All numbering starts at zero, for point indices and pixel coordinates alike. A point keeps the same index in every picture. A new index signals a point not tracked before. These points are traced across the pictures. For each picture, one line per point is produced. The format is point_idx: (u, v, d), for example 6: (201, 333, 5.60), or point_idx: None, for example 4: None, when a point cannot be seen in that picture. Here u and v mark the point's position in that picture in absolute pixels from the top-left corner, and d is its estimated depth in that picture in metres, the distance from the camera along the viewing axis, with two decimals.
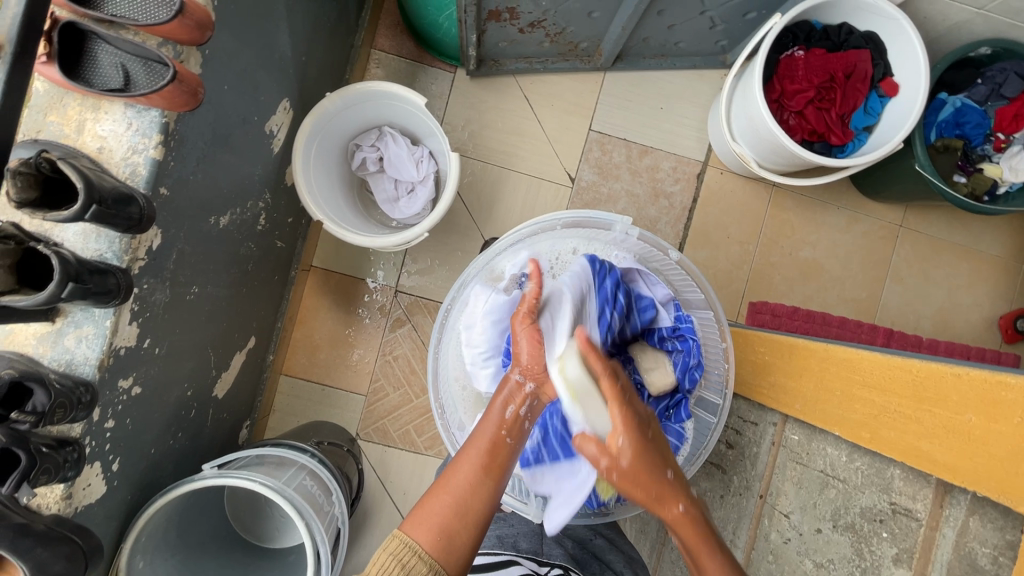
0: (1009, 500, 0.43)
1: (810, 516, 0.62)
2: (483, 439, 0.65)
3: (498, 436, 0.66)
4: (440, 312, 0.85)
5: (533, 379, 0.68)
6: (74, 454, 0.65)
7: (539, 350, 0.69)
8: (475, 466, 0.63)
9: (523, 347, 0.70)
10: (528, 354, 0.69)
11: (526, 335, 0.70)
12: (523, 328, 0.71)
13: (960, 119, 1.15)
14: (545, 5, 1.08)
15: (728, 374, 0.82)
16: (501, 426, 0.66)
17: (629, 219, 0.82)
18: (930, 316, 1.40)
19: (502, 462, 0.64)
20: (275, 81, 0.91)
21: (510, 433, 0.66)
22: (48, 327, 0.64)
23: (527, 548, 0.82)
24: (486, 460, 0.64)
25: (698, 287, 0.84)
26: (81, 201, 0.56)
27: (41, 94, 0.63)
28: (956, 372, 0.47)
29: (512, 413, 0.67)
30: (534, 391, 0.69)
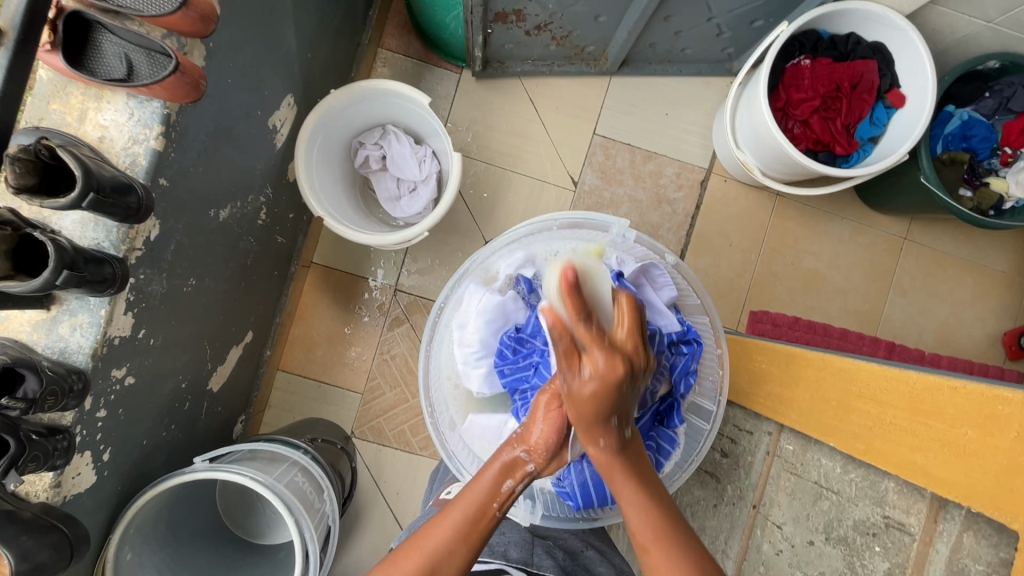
0: (1003, 516, 0.42)
1: (803, 527, 0.61)
2: (469, 504, 0.61)
3: (487, 507, 0.62)
4: (434, 311, 0.84)
5: (537, 462, 0.64)
6: (63, 443, 0.64)
7: (557, 434, 0.63)
8: (456, 535, 0.60)
9: (538, 425, 0.64)
10: (540, 435, 0.63)
11: (545, 411, 0.64)
12: (547, 404, 0.64)
13: (967, 132, 1.14)
14: (551, 8, 1.08)
15: (722, 381, 0.81)
16: (493, 498, 0.62)
17: (627, 221, 0.82)
18: (933, 331, 1.39)
19: (483, 533, 0.61)
20: (280, 76, 0.91)
21: (500, 505, 0.62)
22: (43, 314, 0.64)
23: (517, 558, 0.76)
24: (468, 531, 0.60)
25: (694, 293, 0.84)
26: (79, 188, 0.56)
27: (44, 82, 0.62)
28: (954, 385, 0.47)
29: (509, 487, 0.63)
30: (534, 471, 0.64)
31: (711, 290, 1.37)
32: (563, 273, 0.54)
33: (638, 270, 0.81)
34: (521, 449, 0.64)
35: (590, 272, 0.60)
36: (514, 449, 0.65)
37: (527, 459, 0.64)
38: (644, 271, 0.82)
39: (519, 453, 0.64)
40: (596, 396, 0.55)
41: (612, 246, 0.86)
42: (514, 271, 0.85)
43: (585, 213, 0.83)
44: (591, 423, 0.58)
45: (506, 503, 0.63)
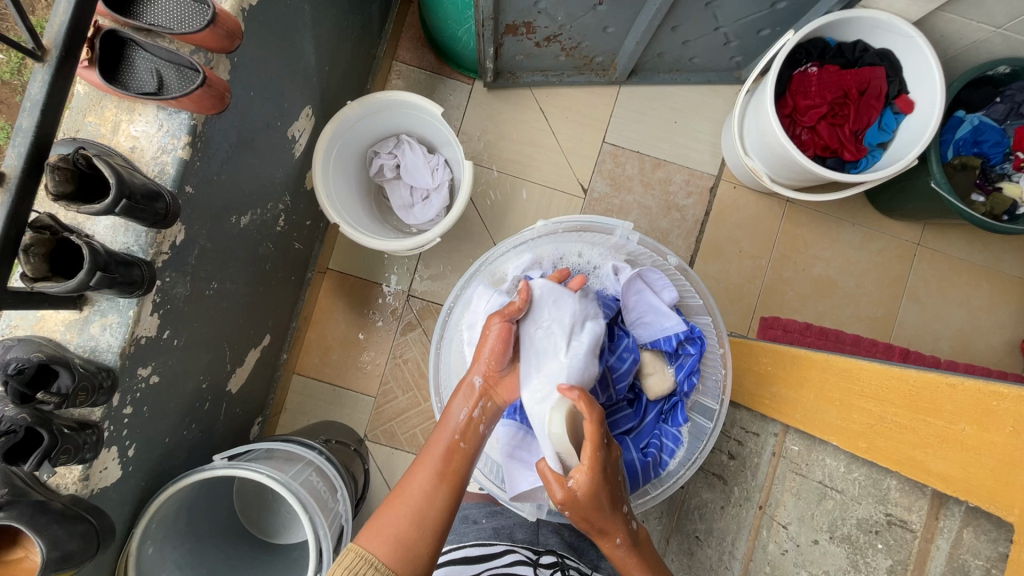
0: (1000, 509, 0.42)
1: (808, 527, 0.60)
2: (439, 447, 0.66)
3: (453, 442, 0.66)
4: (442, 313, 0.86)
5: (486, 378, 0.71)
6: (93, 437, 0.68)
7: (503, 348, 0.72)
8: (432, 472, 0.63)
9: (485, 346, 0.72)
10: (487, 353, 0.72)
11: (495, 331, 0.73)
12: (498, 326, 0.73)
13: (979, 137, 1.13)
14: (560, 20, 1.10)
15: (726, 380, 0.81)
16: (456, 431, 0.67)
17: (629, 223, 0.82)
18: (948, 338, 1.37)
19: (457, 468, 0.64)
20: (299, 88, 0.95)
21: (466, 438, 0.67)
22: (76, 315, 0.68)
23: (522, 539, 0.83)
24: (442, 470, 0.64)
25: (698, 293, 0.84)
26: (113, 195, 0.59)
27: (81, 96, 0.68)
28: (951, 383, 0.47)
29: (468, 416, 0.68)
30: (485, 391, 0.71)
31: (722, 296, 1.37)
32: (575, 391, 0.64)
33: (635, 274, 0.84)
34: (474, 375, 0.72)
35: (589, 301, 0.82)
36: (472, 374, 0.72)
37: (480, 380, 0.71)
38: (641, 274, 0.85)
39: (473, 378, 0.72)
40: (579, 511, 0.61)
41: (616, 249, 0.88)
42: (520, 272, 0.87)
43: (588, 216, 0.84)
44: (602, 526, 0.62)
45: (470, 433, 0.68)
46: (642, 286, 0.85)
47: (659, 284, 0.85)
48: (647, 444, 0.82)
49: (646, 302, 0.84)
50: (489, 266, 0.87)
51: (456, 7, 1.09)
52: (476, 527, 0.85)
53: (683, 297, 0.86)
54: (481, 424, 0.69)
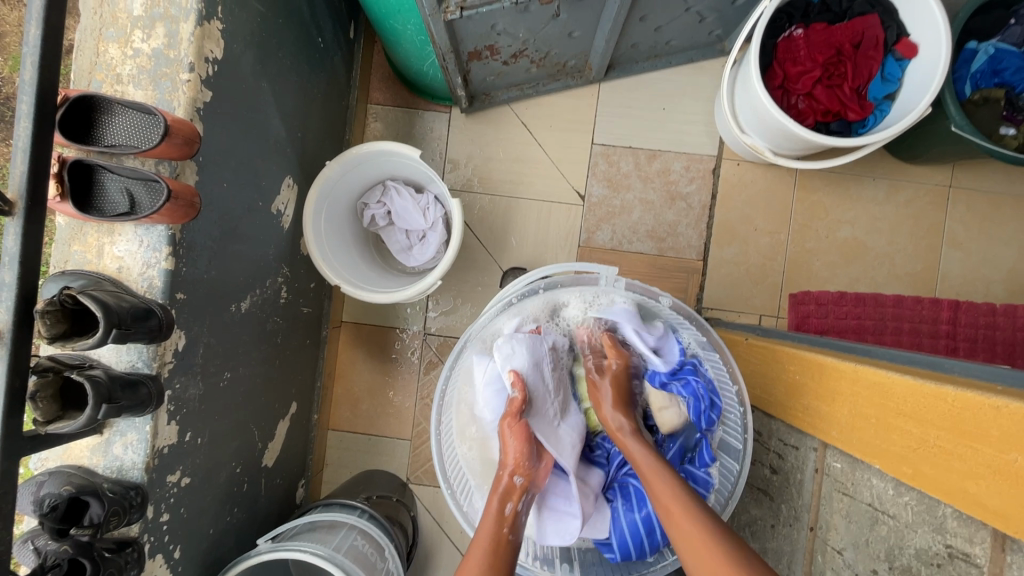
0: None
1: (864, 554, 0.55)
2: (483, 541, 0.67)
3: (499, 533, 0.68)
4: (438, 393, 0.81)
5: (523, 473, 0.76)
6: (134, 554, 0.69)
7: (526, 446, 0.77)
8: (484, 564, 0.65)
9: (510, 444, 0.77)
10: (515, 451, 0.76)
11: (512, 433, 0.78)
12: (510, 426, 0.78)
13: (997, 66, 1.03)
14: (522, 36, 1.04)
15: (746, 418, 0.76)
16: (501, 523, 0.70)
17: (614, 269, 0.79)
18: (1000, 279, 1.27)
19: (507, 556, 0.66)
20: (275, 162, 0.94)
21: (511, 529, 0.70)
22: (99, 439, 0.70)
23: None
24: (492, 559, 0.65)
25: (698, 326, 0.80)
26: (102, 326, 0.61)
27: (63, 227, 0.70)
28: (996, 404, 0.42)
29: (510, 508, 0.72)
30: (524, 485, 0.75)
31: (745, 278, 1.31)
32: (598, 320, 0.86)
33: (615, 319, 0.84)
34: (508, 473, 0.75)
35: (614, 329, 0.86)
36: (505, 474, 0.75)
37: (518, 477, 0.75)
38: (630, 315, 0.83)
39: (510, 477, 0.75)
40: (613, 389, 0.79)
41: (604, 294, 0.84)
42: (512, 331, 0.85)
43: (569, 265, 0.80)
44: (616, 408, 0.77)
45: (515, 526, 0.70)
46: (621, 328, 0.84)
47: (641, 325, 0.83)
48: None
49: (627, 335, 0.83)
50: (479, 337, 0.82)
51: (415, 45, 1.06)
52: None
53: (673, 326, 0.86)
54: (522, 515, 0.72)
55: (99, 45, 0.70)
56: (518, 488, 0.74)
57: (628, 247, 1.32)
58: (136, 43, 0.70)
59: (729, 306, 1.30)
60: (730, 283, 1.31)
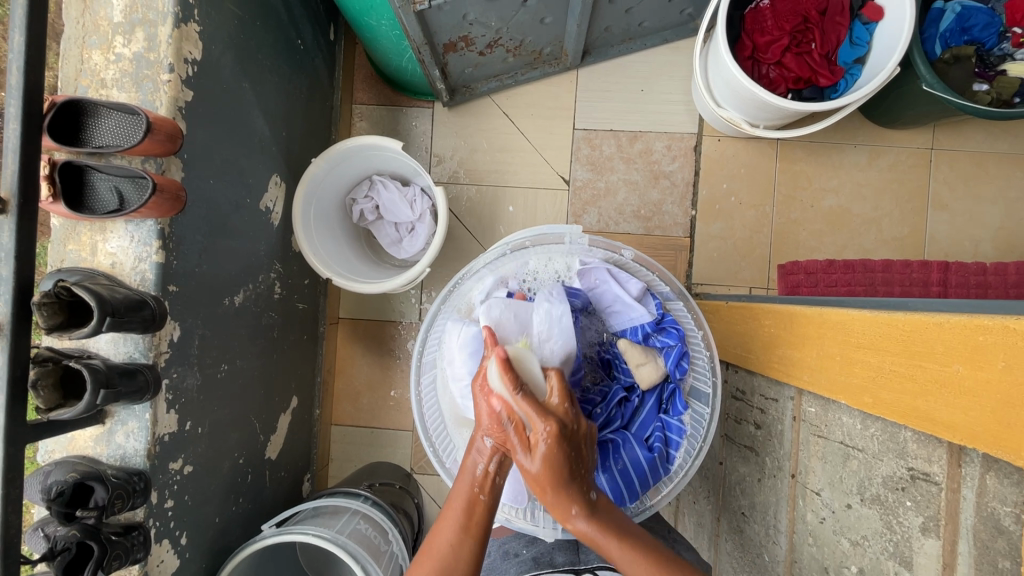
0: (1008, 454, 0.38)
1: (839, 491, 0.57)
2: (457, 503, 0.64)
3: (473, 495, 0.64)
4: (416, 355, 0.84)
5: (494, 437, 0.64)
6: (141, 537, 0.72)
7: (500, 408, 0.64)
8: (455, 525, 0.62)
9: (480, 404, 0.65)
10: (484, 412, 0.65)
11: (481, 390, 0.67)
12: (480, 392, 0.66)
13: (966, 23, 1.05)
14: (495, 25, 1.07)
15: (714, 363, 0.78)
16: (475, 485, 0.64)
17: (578, 227, 0.82)
18: (989, 238, 1.27)
19: (479, 521, 0.62)
20: (261, 160, 0.97)
21: (484, 490, 0.64)
22: (101, 429, 0.73)
23: (564, 561, 0.81)
24: (465, 521, 0.62)
25: (664, 280, 0.83)
26: (97, 315, 0.63)
27: (58, 228, 0.73)
28: (939, 322, 0.43)
29: (483, 469, 0.65)
30: (498, 447, 0.65)
31: (733, 253, 1.32)
32: (499, 358, 0.65)
33: (598, 272, 0.83)
34: (479, 434, 0.66)
35: (523, 358, 0.70)
36: (476, 435, 0.66)
37: (488, 438, 0.65)
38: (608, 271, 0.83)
39: (482, 437, 0.66)
40: (545, 471, 0.60)
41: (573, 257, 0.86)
42: (487, 295, 0.85)
43: (535, 227, 0.83)
44: (557, 493, 0.60)
45: (489, 486, 0.65)
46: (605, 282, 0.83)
47: (622, 277, 0.82)
48: (651, 437, 0.79)
49: (609, 294, 0.83)
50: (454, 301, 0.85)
51: (392, 41, 1.09)
52: (516, 561, 0.84)
53: (651, 284, 0.84)
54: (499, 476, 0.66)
55: (82, 52, 0.73)
56: (490, 449, 0.66)
57: (615, 228, 1.34)
58: (118, 48, 0.73)
59: (719, 281, 1.32)
60: (718, 257, 1.32)
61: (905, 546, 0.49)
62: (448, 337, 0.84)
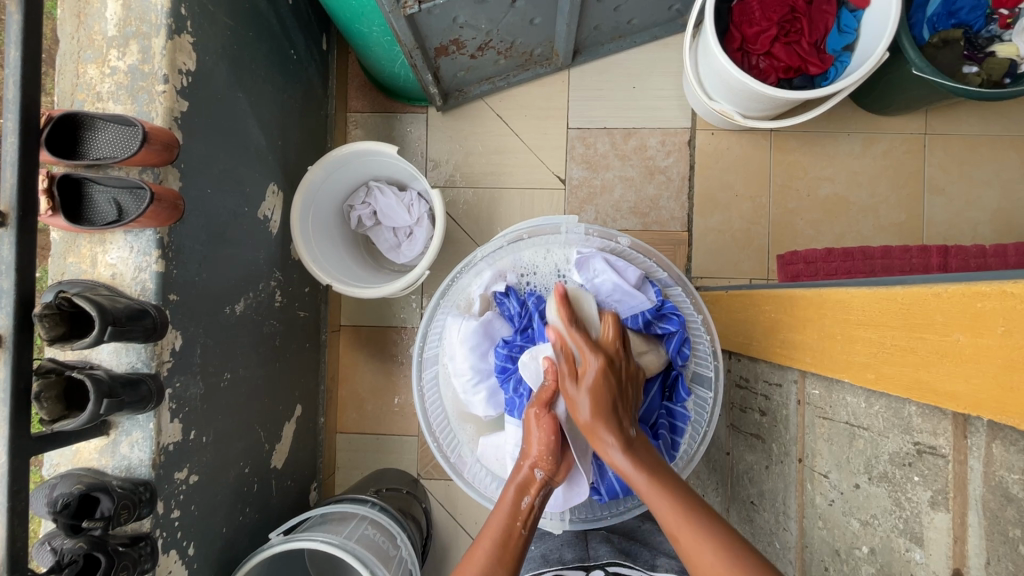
0: (1013, 419, 0.38)
1: (846, 472, 0.57)
2: (496, 529, 0.64)
3: (512, 526, 0.65)
4: (417, 349, 0.84)
5: (545, 468, 0.69)
6: (148, 547, 0.72)
7: (555, 439, 0.70)
8: (489, 557, 0.62)
9: (535, 436, 0.70)
10: (539, 445, 0.69)
11: (537, 422, 0.71)
12: (537, 417, 0.71)
13: (952, 7, 1.05)
14: (485, 27, 1.08)
15: (715, 346, 0.79)
16: (516, 518, 0.65)
17: (574, 217, 0.82)
18: (987, 220, 1.27)
19: (514, 553, 0.63)
20: (257, 170, 0.98)
21: (525, 523, 0.65)
22: (106, 440, 0.73)
23: (573, 557, 0.80)
24: (500, 552, 0.62)
25: (661, 266, 0.83)
26: (98, 325, 0.64)
27: (58, 242, 0.74)
28: (937, 293, 0.44)
29: (528, 503, 0.67)
30: (545, 480, 0.69)
31: (731, 245, 1.32)
32: (557, 290, 0.74)
33: (595, 262, 0.81)
34: (529, 466, 0.69)
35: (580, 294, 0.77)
36: (525, 465, 0.69)
37: (538, 471, 0.69)
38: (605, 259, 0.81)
39: (530, 468, 0.69)
40: (592, 395, 0.67)
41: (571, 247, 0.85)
42: (487, 289, 0.85)
43: (534, 220, 0.83)
44: (599, 419, 0.67)
45: (530, 520, 0.66)
46: (603, 271, 0.80)
47: (620, 265, 0.81)
48: (656, 424, 0.79)
49: (608, 285, 0.80)
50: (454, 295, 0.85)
51: (383, 47, 1.10)
52: (527, 558, 0.85)
53: (648, 271, 0.84)
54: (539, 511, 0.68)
55: (78, 67, 0.74)
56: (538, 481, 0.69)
57: (612, 225, 1.34)
58: (113, 62, 0.74)
59: (719, 273, 1.32)
60: (716, 250, 1.32)
61: (914, 522, 0.49)
62: (449, 331, 0.84)
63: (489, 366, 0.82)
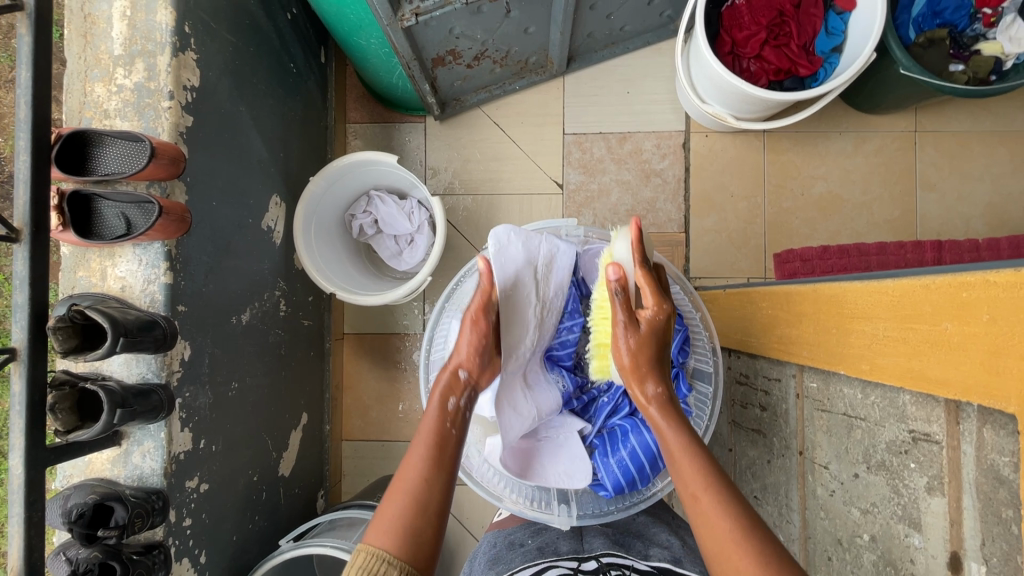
0: (1002, 403, 0.39)
1: (846, 462, 0.59)
2: (427, 432, 0.62)
3: (443, 428, 0.62)
4: (424, 356, 0.86)
5: (470, 369, 0.68)
6: (161, 555, 0.72)
7: (482, 339, 0.70)
8: (425, 458, 0.59)
9: (464, 336, 0.69)
10: (468, 343, 0.69)
11: (469, 326, 0.70)
12: (468, 320, 0.70)
13: (936, 7, 1.07)
14: (480, 37, 1.10)
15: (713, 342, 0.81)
16: (444, 418, 0.63)
17: (573, 219, 0.86)
18: (980, 214, 1.29)
19: (450, 454, 0.61)
20: (260, 181, 0.99)
21: (454, 423, 0.64)
22: (118, 450, 0.74)
23: (568, 550, 0.77)
24: (435, 454, 0.60)
25: (658, 266, 0.84)
26: (110, 337, 0.65)
27: (68, 256, 0.75)
28: (925, 283, 0.45)
29: (454, 404, 0.65)
30: (470, 381, 0.68)
31: (728, 245, 1.34)
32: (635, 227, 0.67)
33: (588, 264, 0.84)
34: (455, 365, 0.68)
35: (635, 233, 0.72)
36: (449, 368, 0.68)
37: (464, 371, 0.68)
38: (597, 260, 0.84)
39: (456, 369, 0.68)
40: (643, 339, 0.65)
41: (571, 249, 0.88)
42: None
43: (535, 224, 0.85)
44: (644, 365, 0.65)
45: (459, 421, 0.65)
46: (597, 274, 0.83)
47: None
48: None
49: None
50: (457, 302, 0.88)
51: (382, 59, 1.12)
52: (521, 551, 0.78)
53: None
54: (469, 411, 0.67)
55: (85, 86, 0.76)
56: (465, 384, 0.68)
57: (611, 228, 1.36)
58: (120, 80, 0.76)
59: (717, 273, 1.33)
60: (714, 250, 1.34)
61: (912, 508, 0.50)
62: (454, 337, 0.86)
63: None
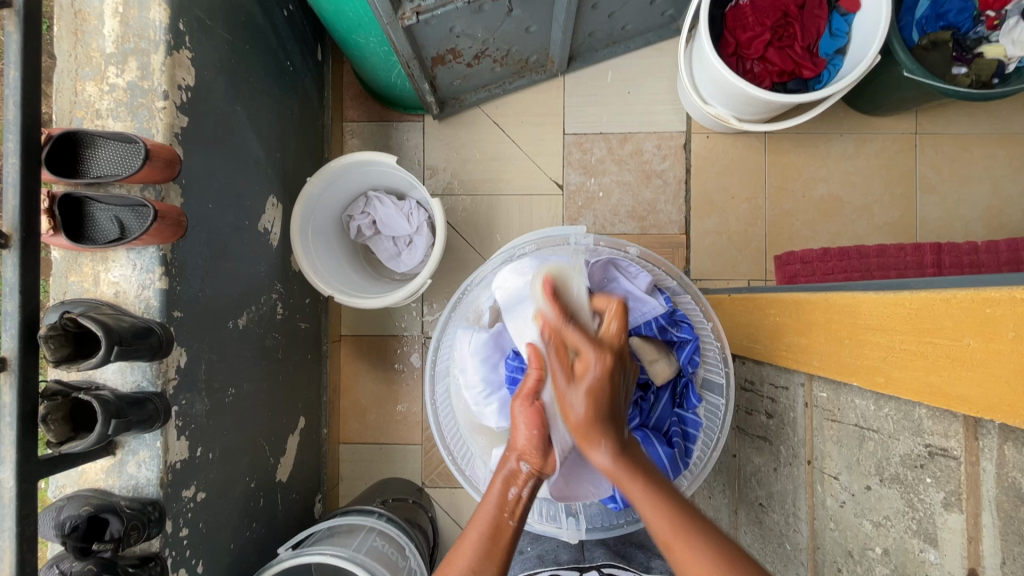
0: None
1: (857, 473, 0.58)
2: (483, 519, 0.60)
3: (499, 519, 0.60)
4: (429, 362, 0.84)
5: (532, 462, 0.64)
6: (158, 568, 0.71)
7: (540, 433, 0.64)
8: (477, 549, 0.58)
9: (521, 429, 0.65)
10: (526, 438, 0.64)
11: (524, 416, 0.65)
12: (522, 408, 0.66)
13: (940, 10, 1.07)
14: (481, 36, 1.08)
15: (724, 353, 0.79)
16: (502, 509, 0.61)
17: (583, 227, 0.82)
18: (979, 217, 1.29)
19: (503, 545, 0.59)
20: (257, 182, 0.97)
21: (512, 514, 0.61)
22: (112, 460, 0.72)
23: (568, 559, 0.81)
24: (489, 545, 0.58)
25: (669, 274, 0.83)
26: (104, 346, 0.63)
27: (59, 261, 0.73)
28: (946, 298, 0.45)
29: (515, 494, 0.62)
30: (533, 472, 0.64)
31: (729, 247, 1.33)
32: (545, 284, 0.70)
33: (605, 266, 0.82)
34: (515, 458, 0.65)
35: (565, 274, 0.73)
36: (511, 458, 0.65)
37: (525, 464, 0.64)
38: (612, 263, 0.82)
39: (516, 462, 0.64)
40: (589, 393, 0.62)
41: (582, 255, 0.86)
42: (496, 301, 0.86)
43: (545, 229, 0.83)
44: (592, 422, 0.61)
45: (518, 510, 0.62)
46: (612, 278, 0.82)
47: (630, 271, 0.82)
48: (669, 432, 0.80)
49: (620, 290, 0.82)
50: (464, 308, 0.86)
51: (380, 57, 1.10)
52: (521, 559, 0.85)
53: (659, 279, 0.85)
54: (529, 500, 0.63)
55: (76, 85, 0.74)
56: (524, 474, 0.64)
57: (611, 230, 1.35)
58: (111, 79, 0.74)
59: (718, 275, 1.33)
60: (714, 252, 1.33)
61: (928, 523, 0.50)
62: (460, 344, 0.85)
63: (500, 378, 0.81)
